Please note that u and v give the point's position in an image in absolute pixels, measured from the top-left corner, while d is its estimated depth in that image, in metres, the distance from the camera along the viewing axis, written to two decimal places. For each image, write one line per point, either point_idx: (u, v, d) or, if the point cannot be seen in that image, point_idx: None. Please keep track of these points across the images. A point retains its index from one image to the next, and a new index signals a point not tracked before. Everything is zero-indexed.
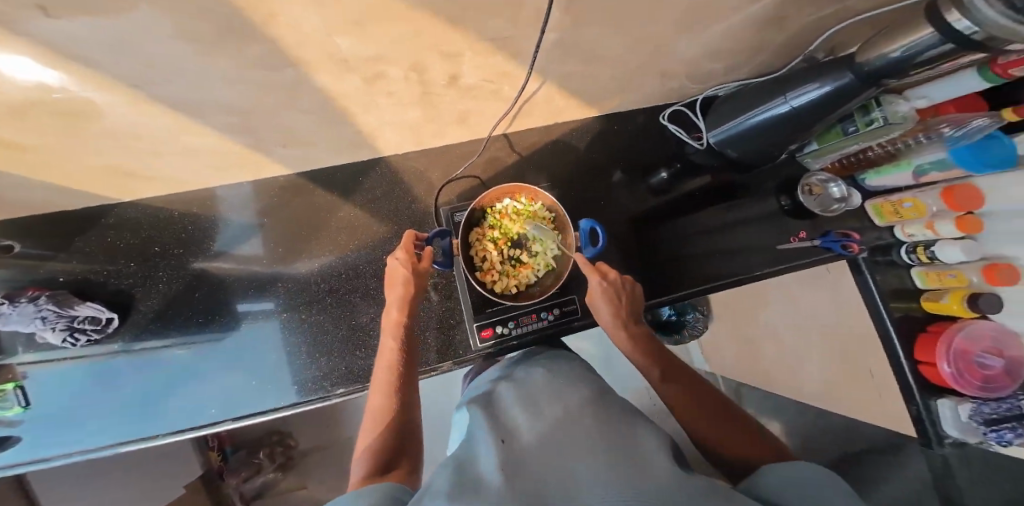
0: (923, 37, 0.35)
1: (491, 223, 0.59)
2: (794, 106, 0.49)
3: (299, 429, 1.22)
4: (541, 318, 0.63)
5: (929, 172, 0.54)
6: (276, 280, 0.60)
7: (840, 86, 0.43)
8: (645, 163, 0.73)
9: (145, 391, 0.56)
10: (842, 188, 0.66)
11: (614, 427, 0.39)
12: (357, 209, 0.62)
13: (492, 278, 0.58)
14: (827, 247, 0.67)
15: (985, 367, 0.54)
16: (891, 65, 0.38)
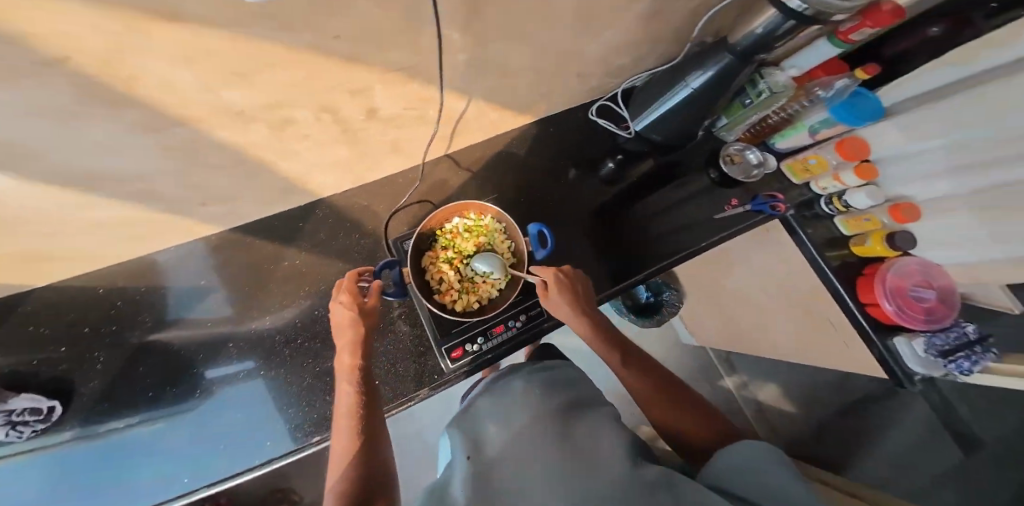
0: (774, 16, 0.45)
1: (444, 244, 0.59)
2: (694, 88, 0.58)
3: (300, 481, 1.16)
4: (511, 327, 0.64)
5: (820, 129, 0.62)
6: (227, 342, 0.58)
7: (724, 64, 0.53)
8: (585, 159, 0.75)
9: (110, 477, 0.52)
10: (758, 154, 0.72)
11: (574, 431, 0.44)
12: (304, 254, 0.61)
13: (452, 298, 0.58)
14: (758, 210, 0.72)
15: (919, 301, 0.62)
16: (756, 41, 0.48)
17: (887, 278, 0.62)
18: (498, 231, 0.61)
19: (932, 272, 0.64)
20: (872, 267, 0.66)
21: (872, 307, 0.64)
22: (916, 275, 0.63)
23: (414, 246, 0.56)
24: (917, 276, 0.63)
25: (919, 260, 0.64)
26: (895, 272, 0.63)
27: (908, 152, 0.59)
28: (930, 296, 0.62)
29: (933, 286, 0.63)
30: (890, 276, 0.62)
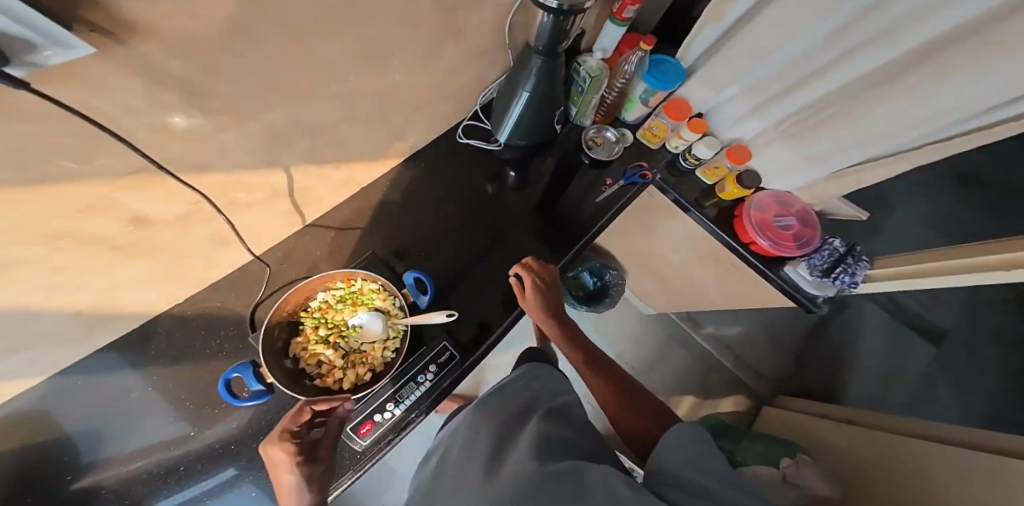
0: (546, 15, 0.52)
1: (314, 324, 0.54)
2: (530, 91, 0.65)
3: None
4: (423, 382, 0.60)
5: (648, 96, 0.76)
6: (91, 495, 0.53)
7: (539, 67, 0.61)
8: (460, 185, 0.74)
9: None
10: (614, 131, 0.80)
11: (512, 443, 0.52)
12: (160, 372, 0.57)
13: (337, 378, 0.53)
14: (630, 183, 0.81)
15: (785, 228, 0.77)
16: (549, 31, 0.54)
17: (753, 216, 0.77)
18: (373, 291, 0.56)
19: (784, 200, 0.80)
20: (738, 208, 0.80)
21: (754, 244, 0.77)
22: (775, 208, 0.79)
23: (267, 342, 0.50)
24: (776, 209, 0.78)
25: (770, 194, 0.80)
26: (757, 209, 0.77)
27: (722, 102, 0.74)
28: (791, 222, 0.78)
29: (787, 212, 0.79)
30: (754, 213, 0.77)
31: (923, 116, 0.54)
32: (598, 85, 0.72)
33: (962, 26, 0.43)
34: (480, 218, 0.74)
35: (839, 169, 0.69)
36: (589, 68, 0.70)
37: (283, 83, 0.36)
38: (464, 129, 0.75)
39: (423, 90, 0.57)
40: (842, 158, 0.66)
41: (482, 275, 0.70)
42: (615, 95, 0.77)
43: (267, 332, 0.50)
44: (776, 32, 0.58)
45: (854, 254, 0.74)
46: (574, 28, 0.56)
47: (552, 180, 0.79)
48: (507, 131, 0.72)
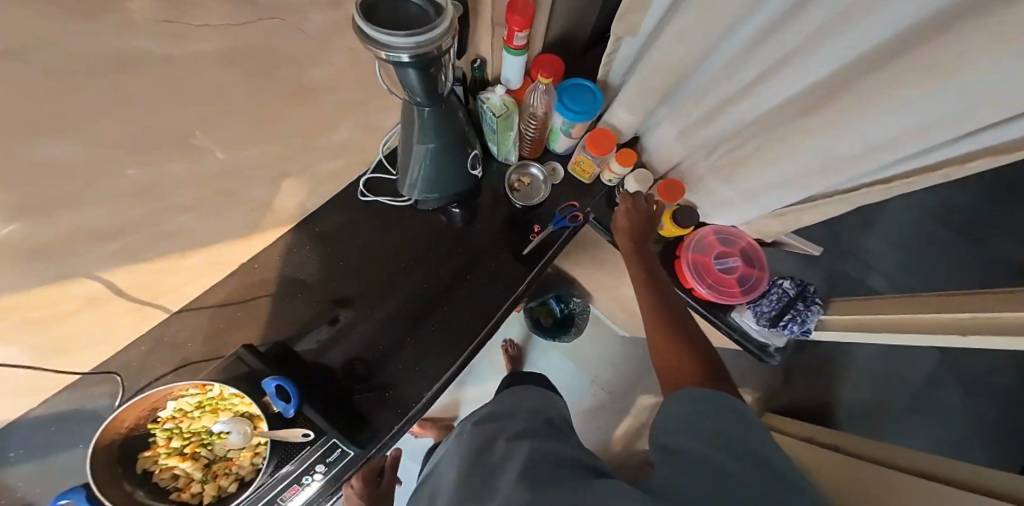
0: (403, 74, 0.44)
1: (171, 434, 0.50)
2: (426, 144, 0.58)
3: None
4: (312, 481, 0.52)
5: (569, 128, 0.67)
6: None
7: (426, 115, 0.54)
8: (370, 243, 0.71)
9: None
10: (541, 168, 0.74)
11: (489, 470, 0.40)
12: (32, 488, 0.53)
13: (195, 491, 0.49)
14: (561, 227, 0.74)
15: (727, 271, 0.70)
16: (417, 87, 0.47)
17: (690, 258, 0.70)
18: (237, 396, 0.51)
19: (729, 236, 0.72)
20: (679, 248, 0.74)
21: (693, 291, 0.71)
22: (716, 246, 0.72)
23: (115, 459, 0.45)
24: (718, 247, 0.71)
25: (712, 230, 0.72)
26: (695, 250, 0.71)
27: (655, 125, 0.68)
28: (735, 263, 0.70)
29: (732, 250, 0.71)
30: (692, 255, 0.71)
31: (841, 157, 0.45)
32: (510, 121, 0.63)
33: (888, 41, 0.32)
34: (411, 271, 0.72)
35: (773, 208, 0.63)
36: (493, 106, 0.60)
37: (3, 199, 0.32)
38: (367, 184, 0.69)
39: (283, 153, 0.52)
40: (772, 196, 0.59)
41: (406, 335, 0.69)
42: (533, 129, 0.67)
43: (111, 451, 0.45)
44: (683, 51, 0.50)
45: (807, 299, 0.65)
46: (451, 73, 0.49)
47: (478, 233, 0.74)
48: (414, 185, 0.66)
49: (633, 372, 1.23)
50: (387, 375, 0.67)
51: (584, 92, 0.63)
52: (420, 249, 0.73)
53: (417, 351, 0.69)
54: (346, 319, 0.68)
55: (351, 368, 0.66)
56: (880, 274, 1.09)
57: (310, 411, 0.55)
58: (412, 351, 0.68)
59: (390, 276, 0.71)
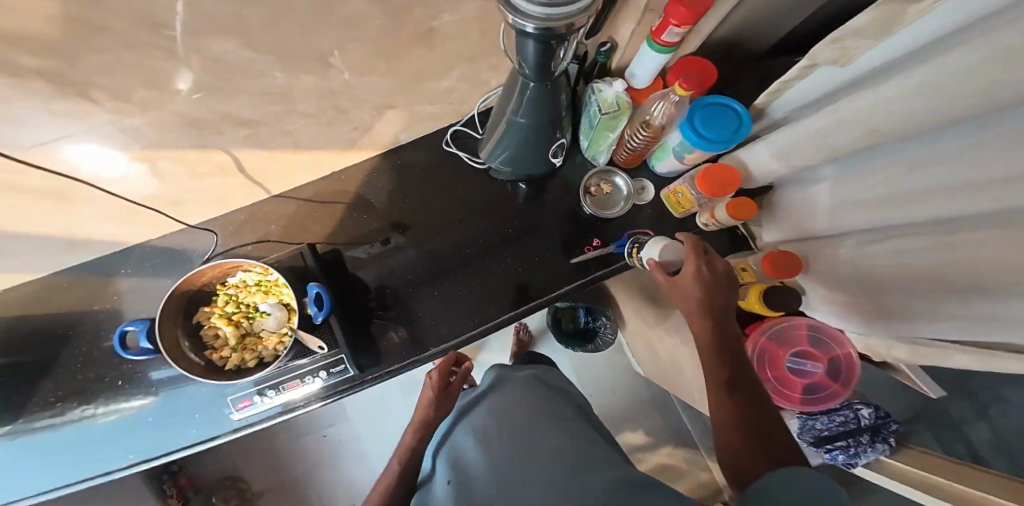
0: (522, 42, 0.38)
1: (225, 301, 0.58)
2: (518, 117, 0.56)
3: (249, 477, 1.25)
4: (314, 380, 0.60)
5: (682, 154, 0.57)
6: (50, 379, 0.67)
7: (529, 88, 0.49)
8: (439, 190, 0.75)
9: (74, 442, 0.65)
10: (626, 180, 0.70)
11: (541, 428, 0.38)
12: (129, 284, 0.69)
13: (223, 354, 0.58)
14: (622, 252, 0.70)
15: (798, 373, 0.63)
16: (535, 60, 0.41)
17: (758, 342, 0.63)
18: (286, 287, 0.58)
19: (828, 339, 0.63)
20: (752, 327, 0.66)
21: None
22: (804, 344, 0.63)
23: (182, 301, 0.55)
24: (806, 344, 0.63)
25: (806, 325, 0.63)
26: (772, 339, 0.64)
27: (810, 181, 0.53)
28: (816, 369, 0.62)
29: (820, 354, 0.62)
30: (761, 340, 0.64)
31: None
32: (614, 123, 0.55)
33: None
34: (463, 228, 0.74)
35: (913, 344, 0.47)
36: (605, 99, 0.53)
37: (188, 76, 0.38)
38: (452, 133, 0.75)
39: (390, 84, 0.56)
40: (907, 322, 0.44)
41: (434, 287, 0.72)
42: (641, 141, 0.59)
43: (180, 296, 0.55)
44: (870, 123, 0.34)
45: (878, 436, 0.59)
46: (575, 51, 0.42)
47: (534, 218, 0.74)
48: (494, 152, 0.67)
49: (643, 406, 1.19)
50: (406, 313, 0.70)
51: (727, 115, 0.50)
52: (479, 211, 0.75)
53: (440, 304, 0.71)
54: (394, 243, 0.74)
55: (381, 296, 0.71)
56: (993, 426, 0.90)
57: (332, 325, 0.61)
58: (434, 302, 0.71)
59: (447, 225, 0.74)
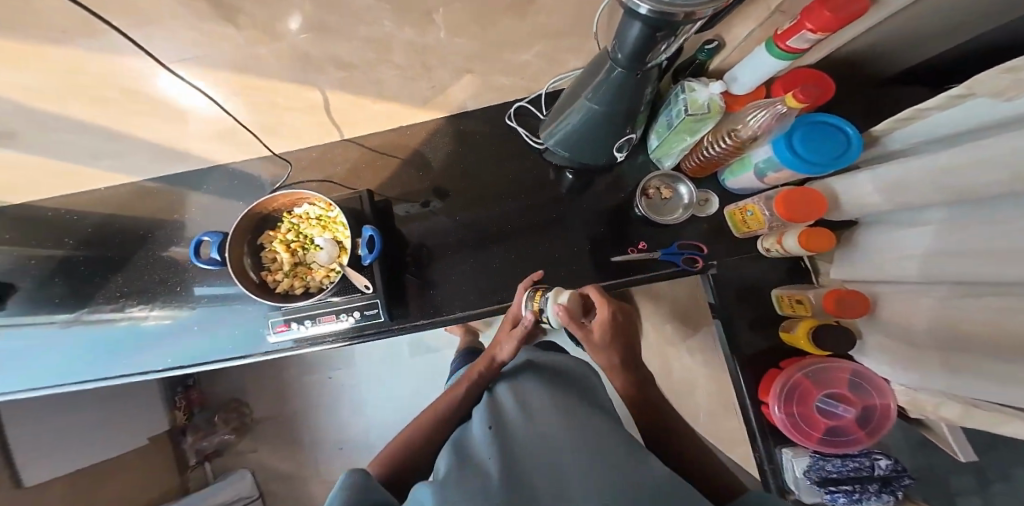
0: (631, 23, 0.35)
1: (288, 228, 0.69)
2: (593, 104, 0.54)
3: (254, 401, 1.48)
4: (345, 319, 0.73)
5: (767, 172, 0.49)
6: (120, 277, 0.82)
7: (615, 75, 0.46)
8: (493, 168, 0.84)
9: (136, 338, 0.79)
10: (690, 189, 0.70)
11: (581, 427, 0.52)
12: (203, 197, 0.83)
13: (278, 277, 0.70)
14: (670, 260, 0.74)
15: (828, 414, 0.63)
16: (634, 47, 0.39)
17: (790, 378, 0.63)
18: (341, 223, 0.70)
19: (869, 387, 0.61)
20: (789, 361, 0.67)
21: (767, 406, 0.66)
22: (842, 387, 0.62)
23: (254, 218, 0.68)
24: (842, 388, 0.62)
25: (851, 370, 0.61)
26: (806, 376, 0.63)
27: (910, 224, 0.49)
28: (845, 411, 0.62)
29: (856, 401, 0.61)
30: (794, 376, 0.63)
31: None
32: (697, 127, 0.47)
33: None
34: (506, 202, 0.83)
35: (967, 397, 0.44)
36: (693, 101, 0.43)
37: (298, 17, 0.44)
38: (516, 109, 0.82)
39: (473, 52, 0.61)
40: (966, 377, 0.42)
41: (472, 255, 0.82)
42: (719, 151, 0.51)
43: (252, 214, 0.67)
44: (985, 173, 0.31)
45: (887, 487, 0.61)
46: (681, 44, 0.39)
47: (575, 208, 0.81)
48: (556, 136, 0.68)
49: None
50: (438, 274, 0.81)
51: (829, 143, 0.41)
52: (523, 192, 0.83)
53: (473, 269, 0.81)
54: (434, 207, 0.84)
55: (417, 251, 0.82)
56: None
57: (369, 268, 0.71)
58: (469, 268, 0.81)
59: (492, 198, 0.83)
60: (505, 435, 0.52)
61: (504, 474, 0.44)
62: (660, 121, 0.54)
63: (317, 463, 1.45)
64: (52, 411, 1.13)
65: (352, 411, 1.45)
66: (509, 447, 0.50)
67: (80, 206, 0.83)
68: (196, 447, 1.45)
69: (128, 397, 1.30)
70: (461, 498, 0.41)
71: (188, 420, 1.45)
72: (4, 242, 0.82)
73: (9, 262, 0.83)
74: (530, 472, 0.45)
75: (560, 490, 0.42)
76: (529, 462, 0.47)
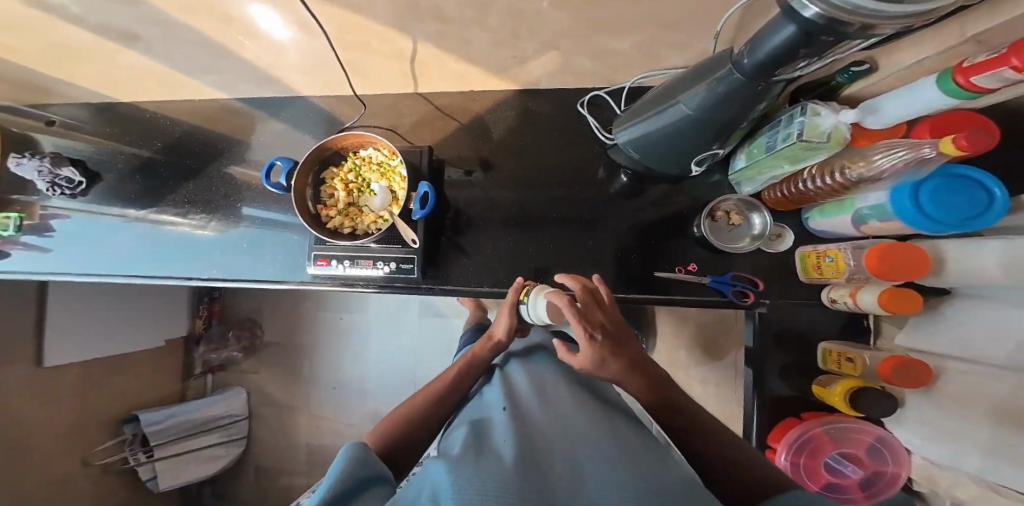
0: (782, 32, 0.31)
1: (351, 168, 0.81)
2: (686, 108, 0.50)
3: (266, 326, 1.62)
4: (380, 267, 0.78)
5: (868, 219, 0.48)
6: (192, 186, 0.94)
7: (726, 83, 0.42)
8: (550, 155, 0.83)
9: (196, 246, 0.91)
10: (763, 221, 0.67)
11: (600, 426, 0.54)
12: (279, 123, 0.93)
13: (331, 213, 0.80)
14: (717, 288, 0.73)
15: (835, 470, 0.64)
16: (765, 63, 0.35)
17: (807, 430, 0.65)
18: (398, 173, 0.79)
19: (888, 455, 0.60)
20: (814, 414, 0.68)
21: (775, 451, 0.68)
22: (859, 450, 0.62)
23: (320, 154, 0.79)
24: (859, 450, 0.62)
25: (874, 436, 0.61)
26: (824, 432, 0.64)
27: (1011, 304, 0.46)
28: (851, 472, 0.62)
29: (870, 465, 0.61)
30: (812, 430, 0.65)
31: None
32: (802, 157, 0.44)
33: None
34: (560, 190, 0.82)
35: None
36: (812, 127, 0.40)
37: None
38: (590, 98, 0.79)
39: (568, 31, 0.60)
40: None
41: (512, 234, 0.82)
42: (816, 188, 0.50)
43: (322, 148, 0.78)
44: None
45: None
46: (824, 62, 0.35)
47: (630, 216, 0.78)
48: (631, 137, 0.66)
49: None
50: (470, 242, 0.83)
51: (962, 200, 0.38)
52: (580, 184, 0.81)
53: (509, 249, 0.82)
54: (476, 178, 0.85)
55: (455, 218, 0.84)
56: None
57: (414, 223, 0.79)
58: (505, 248, 0.82)
59: (547, 183, 0.82)
60: (518, 426, 0.53)
61: (518, 459, 0.45)
62: (759, 141, 0.51)
63: (313, 395, 1.59)
64: (90, 297, 1.27)
65: (354, 354, 1.56)
66: (526, 433, 0.53)
67: (182, 114, 0.97)
68: (207, 357, 1.60)
69: (157, 298, 1.45)
70: (476, 474, 0.42)
71: (205, 330, 1.60)
72: (107, 136, 0.99)
73: (106, 154, 0.99)
74: (547, 455, 0.48)
75: (575, 480, 0.43)
76: (547, 448, 0.50)
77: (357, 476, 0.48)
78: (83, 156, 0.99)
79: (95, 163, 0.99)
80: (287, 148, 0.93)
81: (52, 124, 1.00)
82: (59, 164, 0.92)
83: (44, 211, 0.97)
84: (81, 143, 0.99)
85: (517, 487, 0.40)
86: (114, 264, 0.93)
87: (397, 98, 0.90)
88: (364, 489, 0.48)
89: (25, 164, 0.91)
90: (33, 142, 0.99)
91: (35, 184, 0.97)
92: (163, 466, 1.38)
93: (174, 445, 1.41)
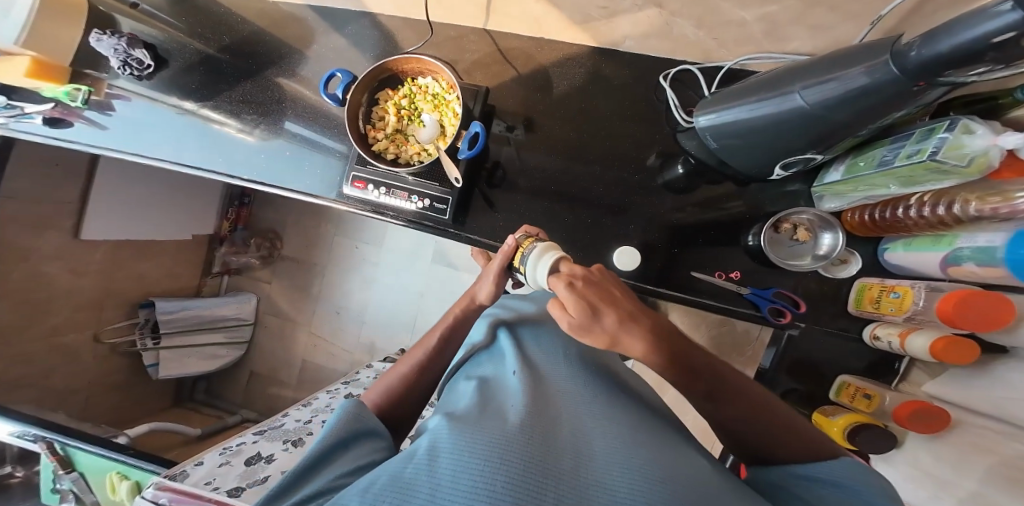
0: (995, 21, 0.25)
1: (405, 94, 0.77)
2: (800, 97, 0.45)
3: (286, 240, 1.64)
4: (413, 201, 0.77)
5: (964, 261, 0.44)
6: (247, 86, 0.91)
7: (875, 75, 0.37)
8: (616, 124, 0.77)
9: (238, 146, 0.89)
10: (834, 241, 0.61)
11: (623, 404, 0.45)
12: (341, 36, 0.88)
13: (377, 136, 0.77)
14: (754, 302, 0.69)
15: None
16: (938, 58, 0.30)
17: None
18: (452, 109, 0.75)
19: None
20: None
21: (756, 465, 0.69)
22: None
23: (377, 72, 0.74)
24: None
25: None
26: None
27: None
28: None
29: None
30: None
31: None
32: (923, 178, 0.40)
33: None
34: (616, 164, 0.76)
35: None
36: (953, 145, 0.35)
37: None
38: (675, 72, 0.73)
39: None
40: None
41: (556, 198, 0.78)
42: (917, 216, 0.47)
43: (384, 65, 0.73)
44: None
45: None
46: (1003, 72, 0.30)
47: (682, 206, 0.73)
48: (716, 119, 0.59)
49: None
50: (504, 199, 0.80)
51: None
52: (640, 162, 0.76)
53: (546, 213, 0.78)
54: (516, 136, 0.81)
55: (495, 170, 0.80)
56: None
57: (461, 165, 0.75)
58: (545, 212, 0.78)
59: (605, 154, 0.77)
60: (532, 387, 0.44)
61: (523, 417, 0.36)
62: (871, 154, 0.47)
63: (315, 313, 1.62)
64: (132, 182, 1.27)
65: (363, 284, 1.57)
66: (537, 393, 0.42)
67: (252, 10, 0.93)
68: (226, 259, 1.63)
69: (193, 194, 1.46)
70: (475, 433, 0.34)
71: (230, 234, 1.62)
72: (180, 26, 0.96)
73: (177, 43, 0.95)
74: (568, 427, 0.37)
75: (584, 450, 0.34)
76: (564, 417, 0.39)
77: (347, 431, 0.45)
78: (155, 42, 0.96)
79: (165, 50, 0.96)
80: (341, 64, 0.88)
81: (132, 6, 0.96)
82: (133, 45, 0.89)
83: (110, 90, 0.95)
84: (156, 30, 0.96)
85: (519, 450, 0.31)
86: (159, 150, 0.92)
87: (463, 31, 0.83)
88: (354, 443, 0.45)
89: (103, 40, 0.87)
90: (114, 23, 0.95)
91: (107, 61, 0.95)
92: (167, 355, 1.41)
93: (179, 337, 1.44)
